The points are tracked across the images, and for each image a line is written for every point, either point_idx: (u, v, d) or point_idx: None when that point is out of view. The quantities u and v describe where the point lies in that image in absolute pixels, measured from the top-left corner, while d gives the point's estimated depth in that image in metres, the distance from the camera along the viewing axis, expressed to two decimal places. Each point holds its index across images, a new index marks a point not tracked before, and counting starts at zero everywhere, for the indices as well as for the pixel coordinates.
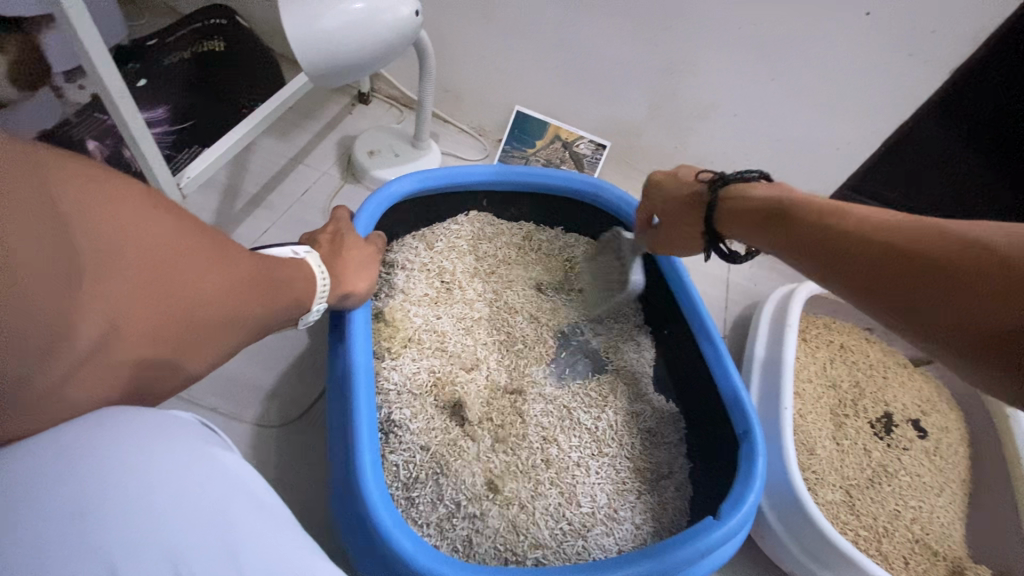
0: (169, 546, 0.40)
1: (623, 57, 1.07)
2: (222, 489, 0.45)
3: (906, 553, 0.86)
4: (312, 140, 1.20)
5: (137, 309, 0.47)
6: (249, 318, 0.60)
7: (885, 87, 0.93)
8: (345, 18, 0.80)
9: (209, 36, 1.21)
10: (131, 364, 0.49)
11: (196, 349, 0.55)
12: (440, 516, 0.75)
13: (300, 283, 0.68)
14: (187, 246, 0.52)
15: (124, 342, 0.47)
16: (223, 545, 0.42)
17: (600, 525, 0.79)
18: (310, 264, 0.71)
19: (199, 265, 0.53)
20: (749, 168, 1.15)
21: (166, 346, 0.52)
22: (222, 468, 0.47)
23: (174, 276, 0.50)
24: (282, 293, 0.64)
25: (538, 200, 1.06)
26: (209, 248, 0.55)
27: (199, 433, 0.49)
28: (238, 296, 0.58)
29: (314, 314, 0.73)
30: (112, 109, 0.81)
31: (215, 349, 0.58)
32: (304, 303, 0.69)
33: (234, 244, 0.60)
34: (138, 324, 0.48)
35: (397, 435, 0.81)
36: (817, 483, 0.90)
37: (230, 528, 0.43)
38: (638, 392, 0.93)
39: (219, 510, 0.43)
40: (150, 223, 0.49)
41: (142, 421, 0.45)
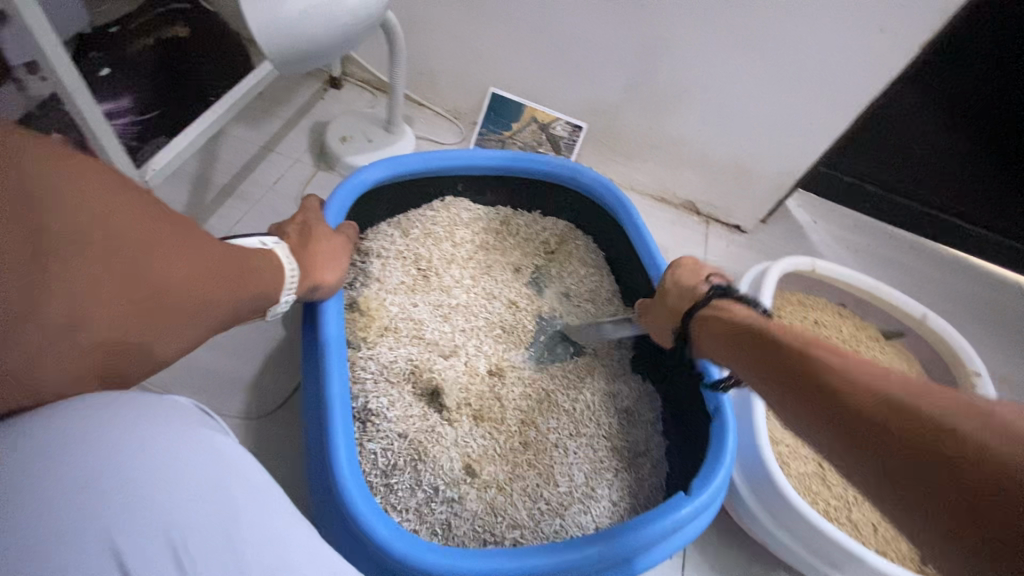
0: (169, 527, 0.40)
1: (595, 37, 1.05)
2: (217, 473, 0.45)
3: (875, 520, 0.89)
4: (283, 127, 1.18)
5: (102, 297, 0.46)
6: (217, 304, 0.58)
7: (858, 63, 0.93)
8: (307, 2, 0.78)
9: (173, 23, 1.17)
10: (97, 351, 0.47)
11: (164, 334, 0.53)
12: (418, 501, 0.77)
13: (268, 273, 0.66)
14: (150, 228, 0.51)
15: (87, 331, 0.45)
16: (220, 524, 0.42)
17: (577, 503, 0.80)
18: (278, 255, 0.70)
19: (163, 249, 0.51)
20: (724, 147, 1.15)
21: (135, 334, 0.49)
22: (222, 451, 0.47)
23: (138, 259, 0.49)
24: (253, 281, 0.63)
25: (513, 184, 1.05)
26: (173, 231, 0.53)
27: (197, 417, 0.49)
28: (212, 285, 0.57)
29: (283, 305, 0.71)
30: (69, 103, 0.79)
31: (189, 335, 0.56)
32: (273, 292, 0.68)
33: (198, 229, 0.58)
34: (105, 313, 0.46)
35: (375, 423, 0.81)
36: (790, 456, 0.93)
37: (227, 512, 0.43)
38: (615, 373, 0.94)
39: (215, 491, 0.43)
40: (110, 205, 0.47)
41: (135, 403, 0.46)
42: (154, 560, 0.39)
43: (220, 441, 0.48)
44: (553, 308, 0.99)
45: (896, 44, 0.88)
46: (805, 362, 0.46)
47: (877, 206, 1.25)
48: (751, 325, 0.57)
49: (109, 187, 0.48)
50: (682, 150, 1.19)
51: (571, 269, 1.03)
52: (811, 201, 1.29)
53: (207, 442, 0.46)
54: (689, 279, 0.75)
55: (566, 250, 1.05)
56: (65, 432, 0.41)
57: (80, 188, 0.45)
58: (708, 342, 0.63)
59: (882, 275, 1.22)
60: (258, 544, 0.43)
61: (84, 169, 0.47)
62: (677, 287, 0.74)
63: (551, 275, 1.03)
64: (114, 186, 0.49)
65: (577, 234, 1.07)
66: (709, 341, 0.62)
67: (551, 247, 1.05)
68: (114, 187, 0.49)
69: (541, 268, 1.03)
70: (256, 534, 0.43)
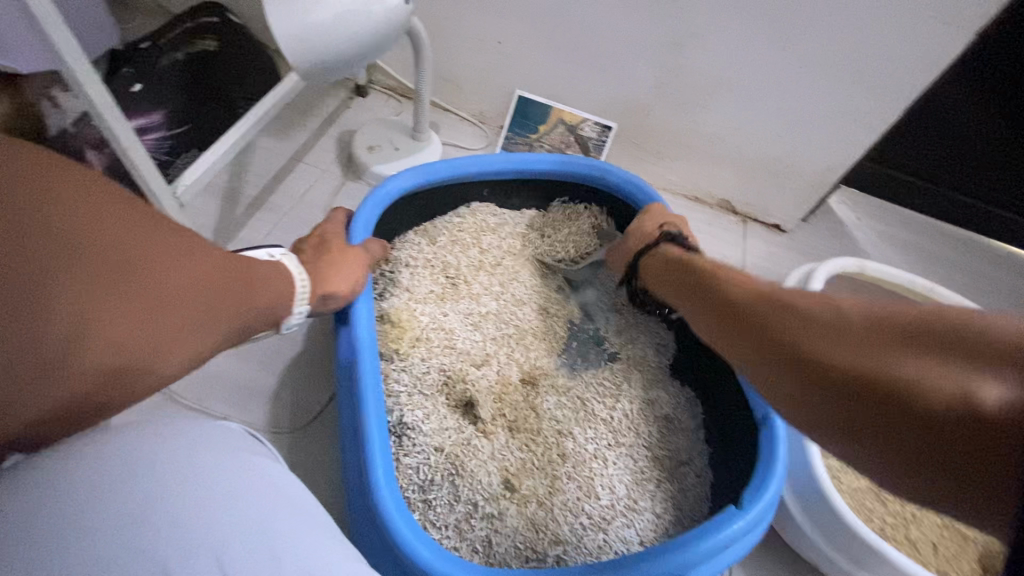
0: (214, 546, 0.38)
1: (624, 34, 1.02)
2: (249, 490, 0.43)
3: (936, 539, 0.84)
4: (311, 137, 1.18)
5: (108, 301, 0.44)
6: (231, 317, 0.56)
7: (905, 52, 0.87)
8: (333, 12, 0.77)
9: (201, 36, 1.17)
10: (106, 369, 0.44)
11: (179, 344, 0.50)
12: (457, 518, 0.75)
13: (274, 280, 0.65)
14: (160, 238, 0.50)
15: (91, 342, 0.43)
16: (265, 541, 0.40)
17: (620, 517, 0.78)
18: (286, 266, 0.69)
19: (175, 258, 0.51)
20: (761, 144, 1.11)
21: (148, 342, 0.47)
22: (257, 467, 0.45)
23: (152, 268, 0.48)
24: (262, 290, 0.62)
25: (539, 187, 1.03)
26: (184, 241, 0.53)
27: (233, 435, 0.48)
28: (218, 292, 0.55)
29: (297, 318, 0.70)
30: (99, 123, 0.80)
31: (205, 346, 0.53)
32: (284, 305, 0.66)
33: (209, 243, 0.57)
34: (110, 319, 0.44)
35: (410, 437, 0.80)
36: (842, 470, 0.88)
37: (267, 524, 0.41)
38: (652, 379, 0.91)
39: (253, 509, 0.41)
40: (119, 215, 0.48)
41: (158, 426, 0.45)
42: None
43: (251, 458, 0.46)
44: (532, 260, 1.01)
45: (947, 34, 0.83)
46: (729, 302, 0.60)
47: (926, 201, 1.20)
48: (690, 266, 0.73)
49: (116, 202, 0.49)
50: (716, 148, 1.16)
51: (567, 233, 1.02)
52: (853, 197, 1.24)
53: (234, 459, 0.45)
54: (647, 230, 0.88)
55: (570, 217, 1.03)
56: (86, 465, 0.40)
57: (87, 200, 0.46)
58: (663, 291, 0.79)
59: (933, 274, 1.15)
60: (300, 556, 0.40)
61: (82, 176, 0.47)
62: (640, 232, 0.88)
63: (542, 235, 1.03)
64: (123, 202, 0.49)
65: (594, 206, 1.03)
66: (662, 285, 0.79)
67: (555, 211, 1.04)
68: (123, 202, 0.49)
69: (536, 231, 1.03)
70: (295, 548, 0.41)
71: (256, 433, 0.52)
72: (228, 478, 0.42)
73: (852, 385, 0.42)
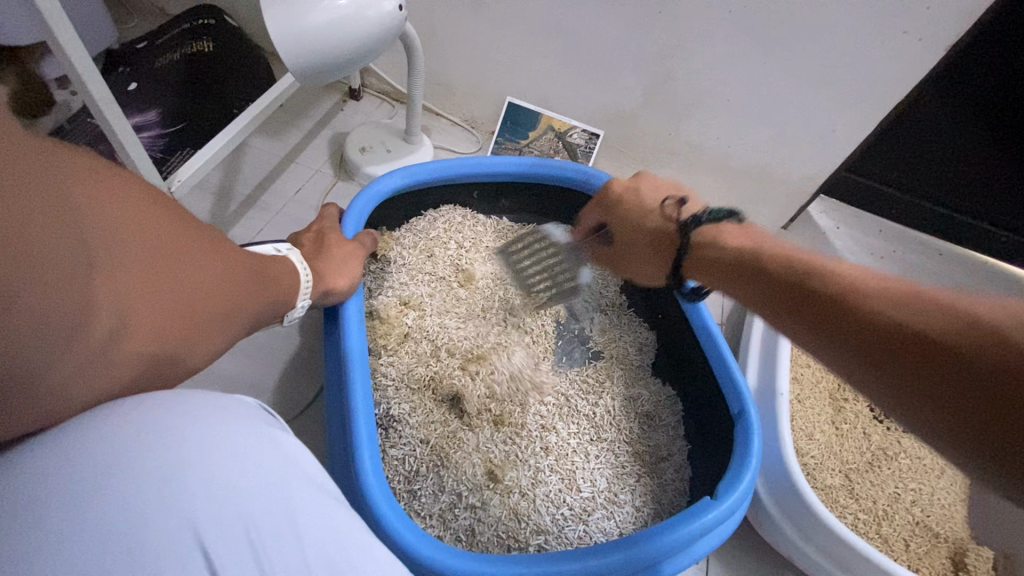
0: (243, 519, 0.43)
1: (613, 44, 1.06)
2: (268, 465, 0.47)
3: (907, 536, 0.87)
4: (304, 138, 1.20)
5: (146, 303, 0.46)
6: (242, 310, 0.59)
7: (882, 65, 0.91)
8: (329, 16, 0.80)
9: (197, 38, 1.19)
10: (133, 364, 0.46)
11: (198, 338, 0.53)
12: (441, 507, 0.76)
13: (285, 278, 0.67)
14: (183, 238, 0.51)
15: (127, 342, 0.45)
16: (283, 514, 0.45)
17: (600, 509, 0.80)
18: (293, 261, 0.70)
19: (196, 258, 0.52)
20: (742, 152, 1.15)
21: (175, 336, 0.50)
22: (277, 444, 0.49)
23: (179, 265, 0.50)
24: (270, 286, 0.64)
25: (526, 190, 1.06)
26: (203, 241, 0.54)
27: (249, 412, 0.51)
28: (234, 287, 0.57)
29: (300, 310, 0.72)
30: (98, 115, 0.81)
31: (218, 338, 0.57)
32: (289, 300, 0.68)
33: (225, 242, 0.59)
34: (146, 318, 0.46)
35: (397, 429, 0.81)
36: (817, 468, 0.91)
37: (288, 497, 0.46)
38: (634, 377, 0.94)
39: (274, 487, 0.46)
40: (151, 213, 0.48)
41: (184, 403, 0.47)
42: (235, 550, 0.42)
43: (269, 434, 0.50)
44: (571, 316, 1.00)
45: (919, 48, 0.87)
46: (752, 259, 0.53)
47: (904, 211, 1.24)
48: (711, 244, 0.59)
49: (150, 200, 0.49)
50: (699, 156, 1.20)
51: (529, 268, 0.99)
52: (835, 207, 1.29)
53: (253, 437, 0.48)
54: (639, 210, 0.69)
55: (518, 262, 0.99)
56: (101, 449, 0.41)
57: (125, 198, 0.46)
58: (702, 281, 0.60)
59: None
60: (318, 528, 0.46)
61: (106, 172, 0.46)
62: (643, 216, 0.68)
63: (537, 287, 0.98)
64: (155, 201, 0.49)
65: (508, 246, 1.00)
66: (648, 262, 0.69)
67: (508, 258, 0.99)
68: (154, 201, 0.49)
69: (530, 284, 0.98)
70: (314, 523, 0.46)
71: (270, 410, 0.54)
72: (246, 458, 0.46)
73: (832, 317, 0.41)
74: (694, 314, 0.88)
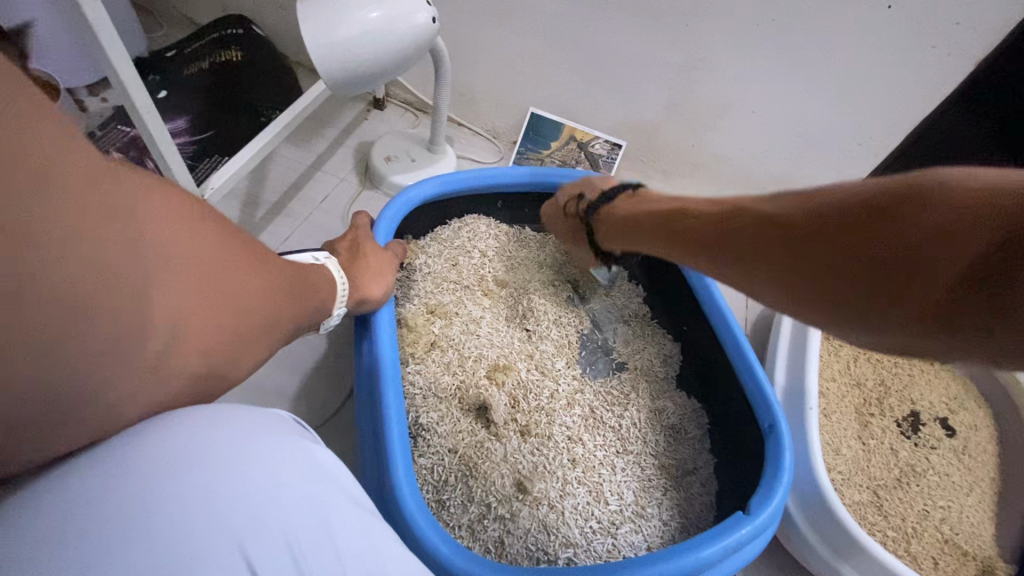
0: (287, 536, 0.43)
1: (637, 56, 1.06)
2: (312, 483, 0.46)
3: (937, 555, 0.85)
4: (329, 146, 1.22)
5: (195, 318, 0.46)
6: (280, 324, 0.59)
7: (910, 79, 0.91)
8: (362, 28, 0.81)
9: (226, 47, 1.20)
10: (180, 377, 0.47)
11: (238, 353, 0.53)
12: (471, 518, 0.76)
13: (322, 288, 0.67)
14: (231, 253, 0.52)
15: (175, 357, 0.45)
16: (325, 531, 0.44)
17: (628, 522, 0.79)
18: (330, 269, 0.71)
19: (242, 273, 0.53)
20: (766, 164, 1.15)
21: (217, 352, 0.50)
22: (317, 459, 0.49)
23: (227, 279, 0.50)
24: (309, 298, 0.64)
25: (551, 200, 1.06)
26: (248, 255, 0.55)
27: (287, 428, 0.51)
28: (276, 302, 0.58)
29: (335, 319, 0.72)
30: (139, 123, 0.83)
31: (256, 354, 0.57)
32: (325, 310, 0.69)
33: (267, 251, 0.59)
34: (194, 334, 0.46)
35: (425, 438, 0.82)
36: (844, 484, 0.90)
37: (330, 513, 0.46)
38: (660, 389, 0.93)
39: (317, 503, 0.46)
40: (205, 227, 0.49)
41: (229, 416, 0.47)
42: (277, 566, 0.42)
43: (308, 449, 0.50)
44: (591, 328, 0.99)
45: (949, 63, 0.86)
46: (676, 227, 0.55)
47: None
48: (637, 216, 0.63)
49: (203, 217, 0.49)
50: (722, 167, 1.20)
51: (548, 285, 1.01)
52: None
53: (296, 454, 0.47)
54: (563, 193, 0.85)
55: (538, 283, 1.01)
56: (155, 463, 0.41)
57: (183, 213, 0.46)
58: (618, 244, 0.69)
59: None
60: (355, 547, 0.45)
61: (162, 185, 0.46)
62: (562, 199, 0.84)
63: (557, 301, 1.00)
64: (207, 218, 0.50)
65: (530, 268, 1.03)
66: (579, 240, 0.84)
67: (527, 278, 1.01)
68: (207, 218, 0.50)
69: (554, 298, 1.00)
70: (355, 541, 0.46)
71: (303, 424, 0.54)
72: (291, 476, 0.46)
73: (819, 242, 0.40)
74: (723, 326, 0.88)
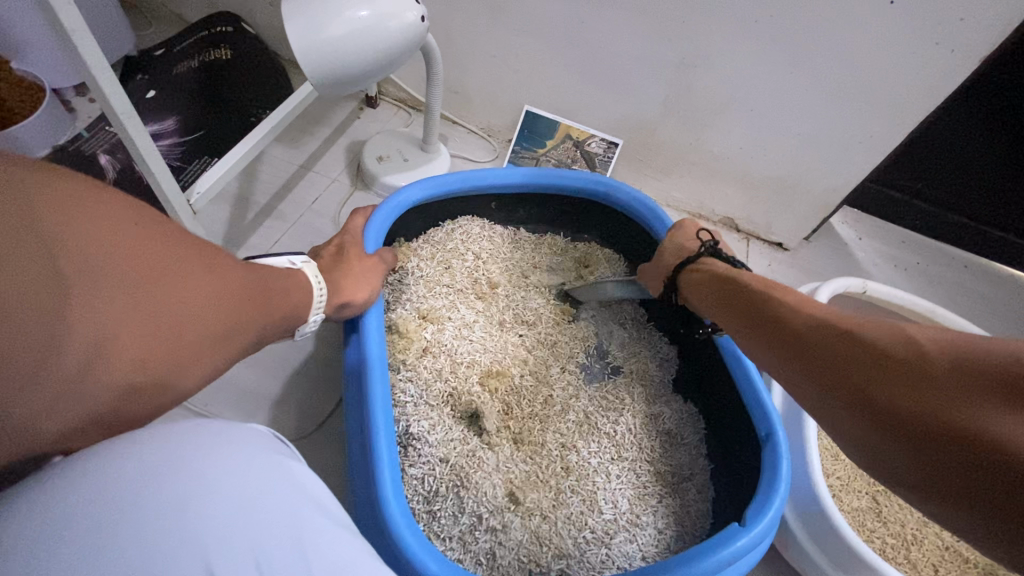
0: (255, 552, 0.40)
1: (633, 53, 1.04)
2: (281, 496, 0.45)
3: (936, 561, 0.84)
4: (321, 146, 1.20)
5: (128, 329, 0.43)
6: (244, 330, 0.56)
7: (911, 77, 0.88)
8: (350, 27, 0.79)
9: (216, 46, 1.19)
10: (117, 390, 0.44)
11: (192, 363, 0.50)
12: (462, 529, 0.75)
13: (295, 291, 0.65)
14: (175, 253, 0.49)
15: (104, 368, 0.42)
16: (296, 551, 0.42)
17: (622, 532, 0.78)
18: (306, 274, 0.69)
19: (191, 275, 0.50)
20: (765, 163, 1.13)
21: (167, 360, 0.47)
22: (293, 477, 0.47)
23: (168, 282, 0.47)
24: (280, 303, 0.62)
25: (547, 201, 1.04)
26: (201, 257, 0.52)
27: (264, 443, 0.49)
28: (241, 309, 0.55)
29: (312, 325, 0.71)
30: (119, 129, 0.81)
31: (219, 361, 0.54)
32: (300, 314, 0.67)
33: (226, 255, 0.57)
34: (128, 345, 0.44)
35: (416, 447, 0.80)
36: (843, 489, 0.88)
37: (303, 533, 0.44)
38: (655, 394, 0.92)
39: (290, 524, 0.43)
40: (134, 227, 0.46)
41: (198, 432, 0.45)
42: None
43: (281, 463, 0.48)
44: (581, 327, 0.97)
45: (953, 60, 0.84)
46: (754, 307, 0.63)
47: (929, 223, 1.25)
48: (721, 286, 0.71)
49: (136, 218, 0.47)
50: (720, 166, 1.18)
51: (539, 285, 1.00)
52: (854, 218, 1.29)
53: (261, 466, 0.46)
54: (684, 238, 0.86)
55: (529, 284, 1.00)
56: (114, 483, 0.39)
57: (106, 216, 0.44)
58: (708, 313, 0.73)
59: (926, 295, 1.20)
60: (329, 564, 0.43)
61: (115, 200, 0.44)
62: (674, 245, 0.85)
63: (543, 300, 0.99)
64: (142, 220, 0.47)
65: (521, 271, 1.01)
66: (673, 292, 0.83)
67: (516, 279, 1.00)
68: (143, 221, 0.47)
69: (547, 301, 0.99)
70: (327, 559, 0.43)
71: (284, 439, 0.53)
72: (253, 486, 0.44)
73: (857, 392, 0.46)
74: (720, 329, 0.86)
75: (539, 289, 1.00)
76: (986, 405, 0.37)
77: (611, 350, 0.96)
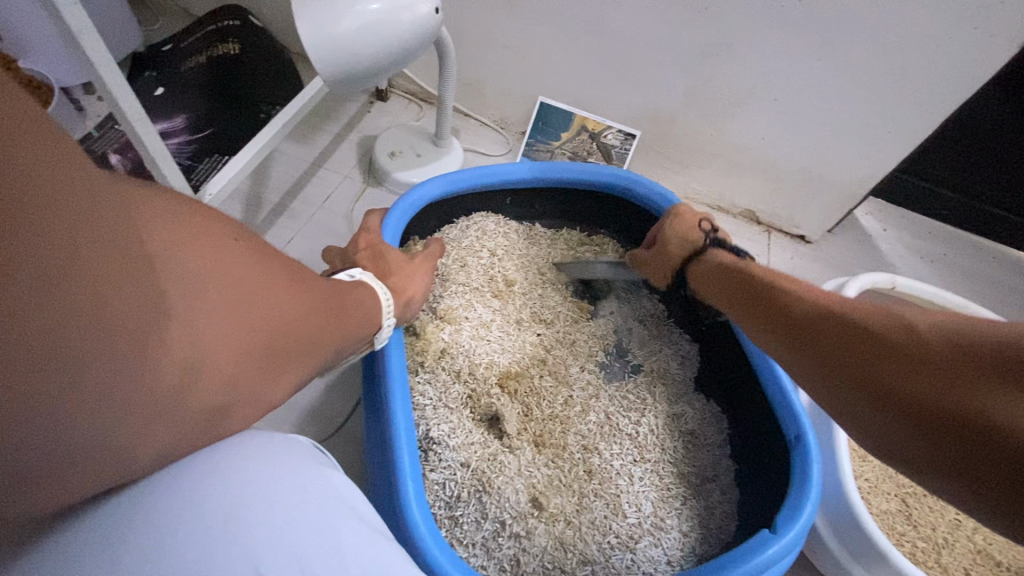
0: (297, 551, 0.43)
1: (655, 40, 1.00)
2: (317, 502, 0.47)
3: (969, 565, 0.82)
4: (332, 142, 1.18)
5: (215, 352, 0.40)
6: (326, 342, 0.53)
7: (949, 62, 0.84)
8: (362, 20, 0.76)
9: (224, 40, 1.16)
10: (193, 412, 0.40)
11: (275, 381, 0.47)
12: (485, 536, 0.74)
13: (366, 303, 0.63)
14: (261, 268, 0.45)
15: (193, 393, 0.39)
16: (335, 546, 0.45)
17: (648, 536, 0.77)
18: (372, 285, 0.66)
19: (276, 285, 0.47)
20: (789, 153, 1.09)
21: (243, 382, 0.44)
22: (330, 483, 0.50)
23: (257, 300, 0.44)
24: (356, 311, 0.59)
25: (562, 196, 1.02)
26: (284, 270, 0.49)
27: (307, 452, 0.52)
28: (322, 323, 0.52)
29: (386, 331, 0.68)
30: (129, 131, 0.79)
31: (285, 385, 0.50)
32: (374, 322, 0.64)
33: (303, 267, 0.53)
34: (214, 366, 0.40)
35: (437, 452, 0.79)
36: (870, 492, 0.86)
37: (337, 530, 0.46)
38: (677, 394, 0.90)
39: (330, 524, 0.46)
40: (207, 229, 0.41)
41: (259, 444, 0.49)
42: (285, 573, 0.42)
43: (322, 471, 0.51)
44: (602, 326, 0.95)
45: (993, 44, 0.79)
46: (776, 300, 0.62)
47: (958, 212, 1.21)
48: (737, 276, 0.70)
49: (216, 226, 0.43)
50: (741, 156, 1.14)
51: (558, 285, 0.98)
52: (878, 208, 1.25)
53: (298, 471, 0.49)
54: (684, 223, 0.83)
55: (550, 284, 0.98)
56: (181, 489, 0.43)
57: (188, 225, 0.40)
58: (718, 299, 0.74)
59: (954, 289, 1.16)
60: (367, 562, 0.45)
61: None
62: (676, 235, 0.82)
63: (562, 300, 0.97)
64: (222, 226, 0.43)
65: (541, 270, 0.99)
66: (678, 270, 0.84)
67: (535, 279, 0.98)
68: (223, 228, 0.43)
69: (566, 300, 0.97)
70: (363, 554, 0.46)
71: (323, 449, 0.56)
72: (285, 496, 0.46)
73: (862, 382, 0.47)
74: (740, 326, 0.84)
75: (557, 289, 0.98)
76: (983, 389, 0.38)
77: (633, 348, 0.94)
